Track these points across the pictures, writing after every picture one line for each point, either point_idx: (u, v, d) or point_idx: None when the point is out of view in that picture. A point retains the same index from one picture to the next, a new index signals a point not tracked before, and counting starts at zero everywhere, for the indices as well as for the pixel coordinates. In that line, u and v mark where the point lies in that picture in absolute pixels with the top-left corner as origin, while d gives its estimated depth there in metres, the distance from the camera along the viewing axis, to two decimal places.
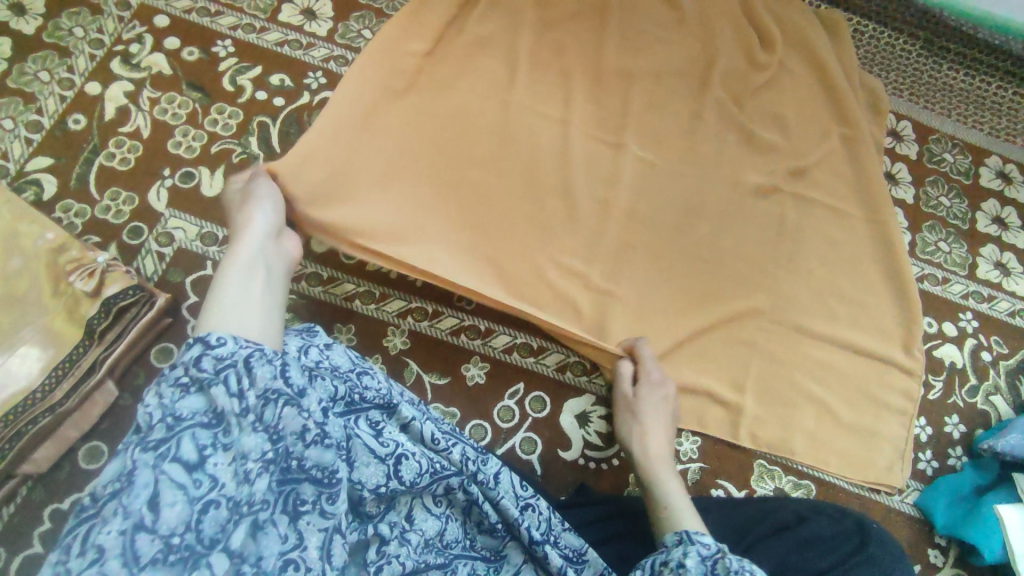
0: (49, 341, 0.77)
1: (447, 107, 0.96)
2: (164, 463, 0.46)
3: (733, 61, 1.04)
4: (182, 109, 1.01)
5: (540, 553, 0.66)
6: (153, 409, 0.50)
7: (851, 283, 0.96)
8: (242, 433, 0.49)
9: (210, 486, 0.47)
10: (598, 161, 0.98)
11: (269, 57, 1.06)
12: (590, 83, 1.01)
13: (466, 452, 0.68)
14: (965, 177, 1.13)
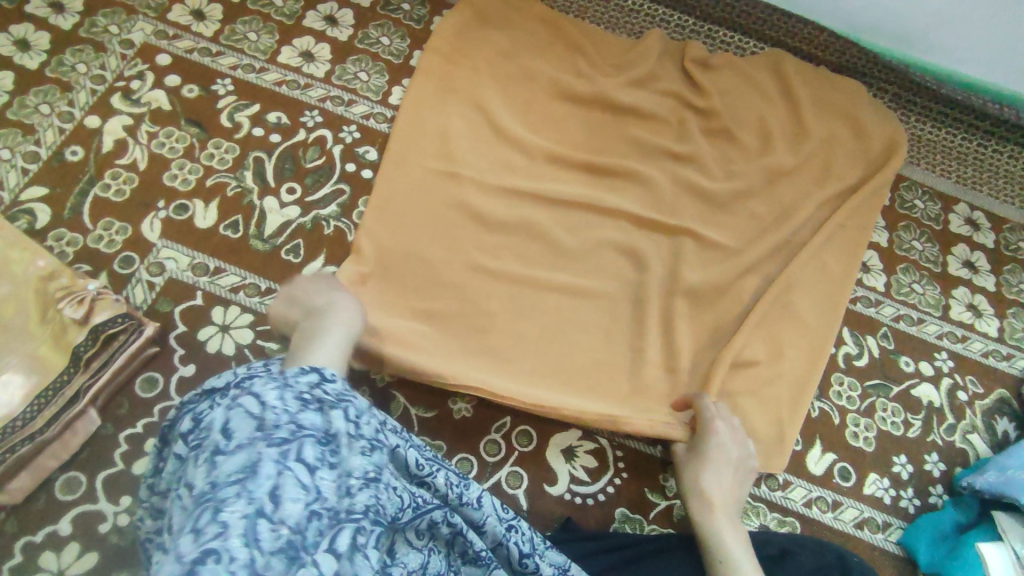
0: (33, 369, 0.76)
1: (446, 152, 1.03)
2: (286, 460, 0.52)
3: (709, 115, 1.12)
4: (180, 143, 1.03)
5: (530, 566, 0.68)
6: (278, 412, 0.55)
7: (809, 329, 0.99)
8: (350, 454, 0.57)
9: (318, 495, 0.52)
10: (583, 200, 1.02)
11: (267, 96, 1.09)
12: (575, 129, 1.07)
13: (450, 477, 0.67)
14: (936, 223, 1.18)
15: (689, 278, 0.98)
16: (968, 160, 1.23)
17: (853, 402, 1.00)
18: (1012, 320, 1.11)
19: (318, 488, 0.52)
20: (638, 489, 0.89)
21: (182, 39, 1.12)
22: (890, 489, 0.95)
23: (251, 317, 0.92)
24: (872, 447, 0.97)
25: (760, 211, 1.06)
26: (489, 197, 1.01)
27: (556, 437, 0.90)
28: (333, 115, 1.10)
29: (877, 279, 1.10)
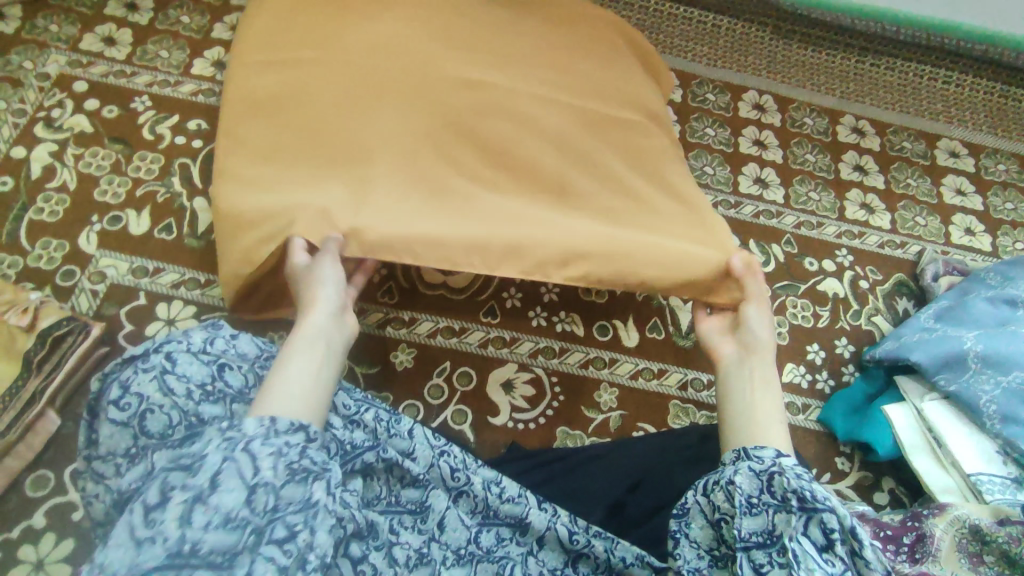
0: None
1: None
2: (129, 387, 0.63)
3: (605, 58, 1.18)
4: (106, 160, 1.08)
5: (463, 479, 0.74)
6: (126, 361, 0.67)
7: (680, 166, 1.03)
8: (187, 365, 0.65)
9: (161, 400, 0.63)
10: None
11: (186, 107, 1.15)
12: None
13: (378, 415, 0.73)
14: (825, 136, 1.28)
15: None
16: (850, 77, 1.33)
17: None
18: (902, 212, 1.21)
19: (153, 402, 0.63)
20: (575, 407, 0.96)
21: (96, 65, 1.17)
22: (806, 374, 1.04)
23: (195, 308, 0.98)
24: (786, 339, 1.06)
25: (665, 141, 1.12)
26: None
27: (495, 375, 0.97)
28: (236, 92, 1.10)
29: (776, 193, 1.19)
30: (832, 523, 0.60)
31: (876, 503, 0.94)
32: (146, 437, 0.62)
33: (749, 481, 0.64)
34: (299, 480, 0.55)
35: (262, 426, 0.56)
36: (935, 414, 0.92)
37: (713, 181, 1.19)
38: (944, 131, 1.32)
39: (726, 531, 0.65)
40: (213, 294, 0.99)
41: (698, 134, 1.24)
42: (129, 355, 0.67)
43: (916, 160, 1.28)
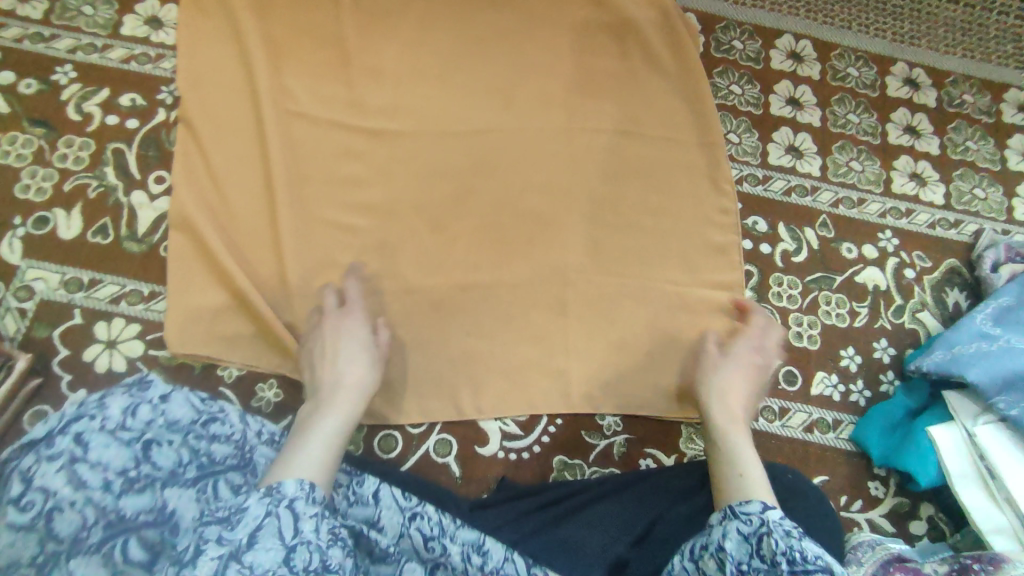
0: None
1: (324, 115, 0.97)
2: (32, 482, 0.52)
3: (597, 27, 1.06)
4: (27, 148, 0.93)
5: (438, 548, 0.66)
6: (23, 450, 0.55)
7: (670, 184, 0.99)
8: (108, 448, 0.56)
9: (78, 498, 0.53)
10: (479, 144, 0.98)
11: (116, 77, 0.98)
12: (460, 61, 1.02)
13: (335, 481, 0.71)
14: (871, 90, 1.08)
15: (596, 201, 0.97)
16: (904, 14, 1.11)
17: (794, 301, 0.95)
18: (958, 183, 1.03)
19: (68, 501, 0.53)
20: (574, 432, 0.86)
21: (9, 27, 0.99)
22: (838, 385, 0.91)
23: (138, 327, 0.85)
24: (817, 344, 0.93)
25: (669, 129, 1.01)
26: (381, 153, 0.97)
27: (482, 400, 0.86)
28: (181, 68, 0.96)
29: (812, 163, 1.02)
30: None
31: (911, 534, 0.85)
32: (54, 542, 0.52)
33: (739, 549, 0.58)
34: (340, 545, 0.55)
35: (303, 490, 0.56)
36: (990, 440, 0.80)
37: (737, 152, 1.02)
38: (1014, 79, 1.10)
39: None
40: (159, 309, 0.86)
41: (722, 94, 1.05)
42: (29, 441, 0.55)
43: (978, 117, 1.08)
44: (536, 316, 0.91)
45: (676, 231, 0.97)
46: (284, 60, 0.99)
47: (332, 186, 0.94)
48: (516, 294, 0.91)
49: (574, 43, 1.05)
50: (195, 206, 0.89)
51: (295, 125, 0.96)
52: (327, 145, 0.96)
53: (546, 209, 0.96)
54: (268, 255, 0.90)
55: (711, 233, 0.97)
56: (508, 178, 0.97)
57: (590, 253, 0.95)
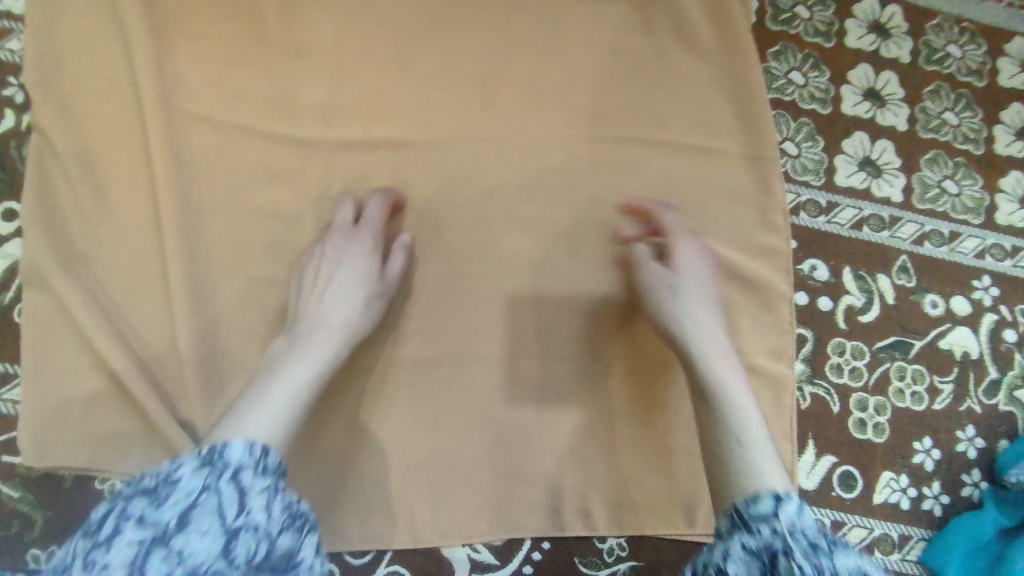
0: None
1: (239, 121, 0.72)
2: None
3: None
4: None
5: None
6: None
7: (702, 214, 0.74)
8: None
9: None
10: (447, 159, 0.73)
11: None
12: (424, 39, 0.75)
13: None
14: (977, 77, 0.80)
15: (603, 239, 0.73)
16: None
17: (858, 375, 0.73)
18: None
19: None
20: (564, 556, 0.69)
21: None
22: (908, 489, 0.71)
23: None
24: (884, 435, 0.71)
25: (704, 136, 0.75)
26: (316, 172, 0.72)
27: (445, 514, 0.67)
28: (36, 54, 0.69)
29: (892, 184, 0.77)
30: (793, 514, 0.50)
31: None
32: None
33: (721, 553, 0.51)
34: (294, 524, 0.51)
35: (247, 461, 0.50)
36: None
37: (793, 169, 0.77)
38: None
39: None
40: (13, 395, 0.66)
41: (777, 85, 0.79)
42: None
43: None
44: (519, 400, 0.69)
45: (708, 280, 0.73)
46: (179, 37, 0.72)
47: (250, 222, 0.71)
48: (493, 369, 0.70)
49: (578, 14, 0.77)
50: (56, 256, 0.66)
51: (199, 134, 0.71)
52: (242, 163, 0.72)
53: (535, 253, 0.73)
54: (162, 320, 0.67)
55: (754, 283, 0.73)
56: (486, 209, 0.73)
57: (593, 310, 0.72)
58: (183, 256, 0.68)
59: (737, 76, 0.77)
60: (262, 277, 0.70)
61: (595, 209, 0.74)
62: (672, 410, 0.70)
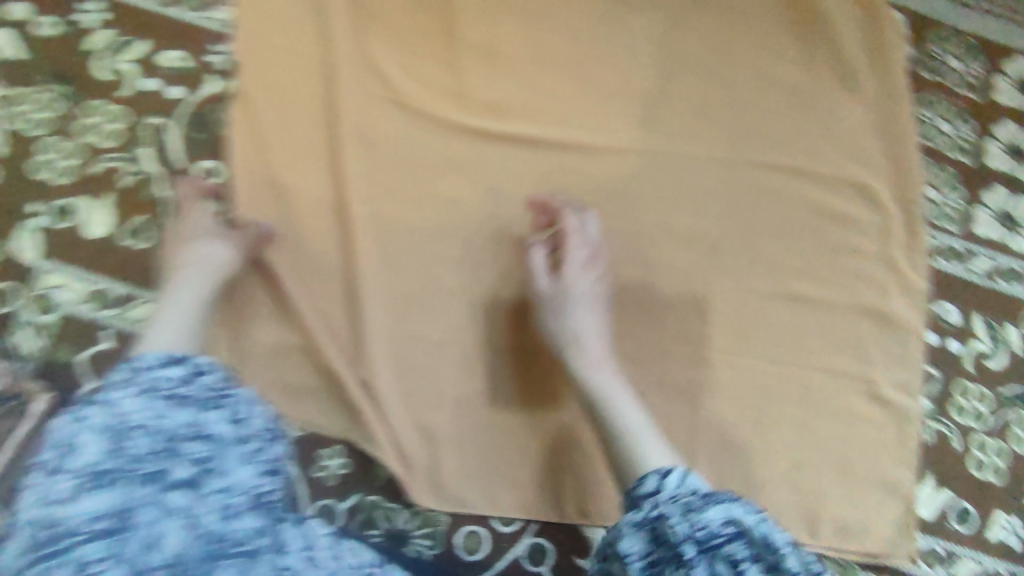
0: None
1: (422, 109, 0.76)
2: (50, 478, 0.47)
3: (781, 20, 0.81)
4: (43, 111, 0.73)
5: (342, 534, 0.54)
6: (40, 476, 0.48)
7: (846, 248, 0.78)
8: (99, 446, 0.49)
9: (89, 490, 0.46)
10: (614, 167, 0.77)
11: (155, 26, 0.75)
12: (600, 51, 0.79)
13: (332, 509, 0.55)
14: None
15: (753, 259, 0.76)
16: None
17: (981, 419, 0.76)
18: None
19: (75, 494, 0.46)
20: None
21: None
22: (1017, 528, 0.75)
23: None
24: (1001, 478, 0.76)
25: (856, 173, 0.79)
26: (490, 166, 0.77)
27: (584, 499, 0.72)
28: (248, 29, 0.75)
29: None
30: (738, 553, 0.53)
31: None
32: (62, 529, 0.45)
33: (639, 541, 0.56)
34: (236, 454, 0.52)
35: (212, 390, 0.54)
36: None
37: (935, 215, 0.80)
38: None
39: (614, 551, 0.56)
40: None
41: (926, 132, 0.82)
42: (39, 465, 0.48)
43: None
44: (662, 403, 0.73)
45: (847, 310, 0.76)
46: (377, 27, 0.77)
47: (425, 205, 0.74)
48: (640, 372, 0.73)
49: (744, 42, 0.80)
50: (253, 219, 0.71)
51: (385, 117, 0.76)
52: (422, 150, 0.76)
53: (687, 266, 0.76)
54: (339, 288, 0.72)
55: (891, 319, 0.77)
56: (646, 219, 0.76)
57: (738, 326, 0.75)
58: (364, 231, 0.73)
59: (893, 119, 0.80)
60: (433, 259, 0.74)
61: (749, 229, 0.77)
62: (803, 428, 0.74)
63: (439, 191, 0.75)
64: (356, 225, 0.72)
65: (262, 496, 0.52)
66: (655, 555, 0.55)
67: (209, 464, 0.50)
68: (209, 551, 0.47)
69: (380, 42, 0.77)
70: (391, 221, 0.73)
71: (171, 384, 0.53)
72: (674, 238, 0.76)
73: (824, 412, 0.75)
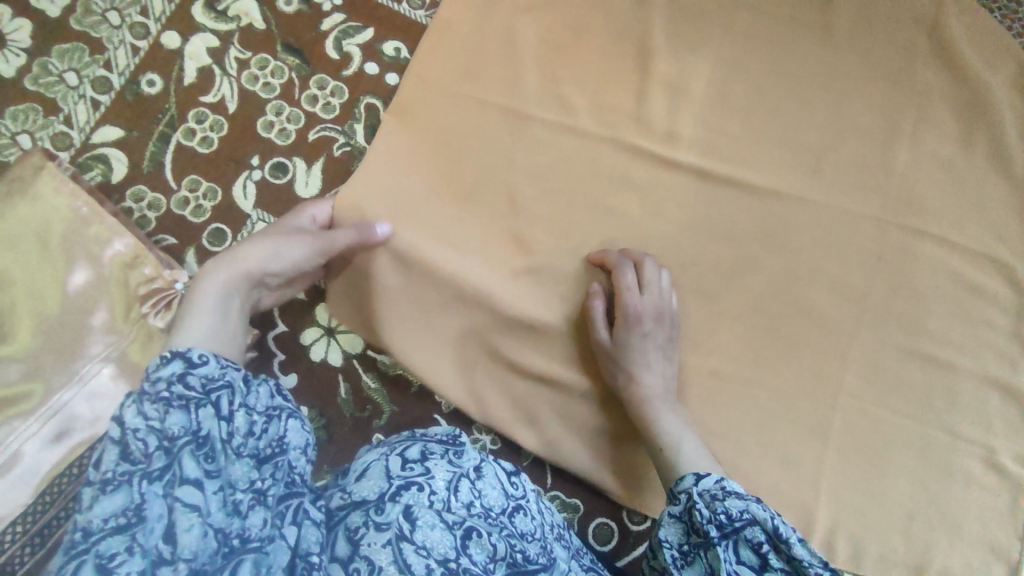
0: (126, 374, 0.71)
1: (608, 126, 0.82)
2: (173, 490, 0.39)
3: (957, 94, 0.84)
4: (276, 78, 0.81)
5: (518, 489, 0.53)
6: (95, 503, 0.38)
7: (988, 321, 0.81)
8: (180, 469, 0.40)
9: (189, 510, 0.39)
10: (778, 207, 0.81)
11: (383, 18, 0.84)
12: (779, 97, 0.83)
13: (498, 476, 0.52)
14: None
15: (899, 316, 0.80)
16: None
17: None
18: None
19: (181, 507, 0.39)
20: None
21: None
22: None
23: (359, 321, 0.80)
24: None
25: (1007, 252, 0.82)
26: (662, 187, 0.81)
27: None
28: (465, 32, 0.83)
29: None
30: (757, 536, 0.53)
31: None
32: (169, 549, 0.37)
33: (676, 531, 0.59)
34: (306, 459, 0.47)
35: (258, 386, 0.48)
36: None
37: None
38: None
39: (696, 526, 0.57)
40: None
41: None
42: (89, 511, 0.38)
43: None
44: (793, 436, 0.77)
45: (981, 380, 0.80)
46: (578, 47, 0.84)
47: (599, 215, 0.80)
48: (777, 404, 0.78)
49: (918, 110, 0.84)
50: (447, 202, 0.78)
51: (574, 129, 0.82)
52: (603, 163, 0.81)
53: (835, 311, 0.79)
54: (510, 278, 0.77)
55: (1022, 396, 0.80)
56: (803, 261, 0.80)
57: (875, 377, 0.79)
58: (542, 230, 0.78)
59: None
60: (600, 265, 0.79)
61: (899, 287, 0.80)
62: (923, 485, 0.77)
63: (613, 203, 0.80)
64: (535, 224, 0.79)
65: (387, 495, 0.46)
66: (688, 546, 0.58)
67: (207, 458, 0.42)
68: (225, 552, 0.39)
69: (579, 61, 0.83)
70: (567, 224, 0.79)
71: (214, 371, 0.46)
72: (827, 283, 0.80)
73: (945, 473, 0.78)
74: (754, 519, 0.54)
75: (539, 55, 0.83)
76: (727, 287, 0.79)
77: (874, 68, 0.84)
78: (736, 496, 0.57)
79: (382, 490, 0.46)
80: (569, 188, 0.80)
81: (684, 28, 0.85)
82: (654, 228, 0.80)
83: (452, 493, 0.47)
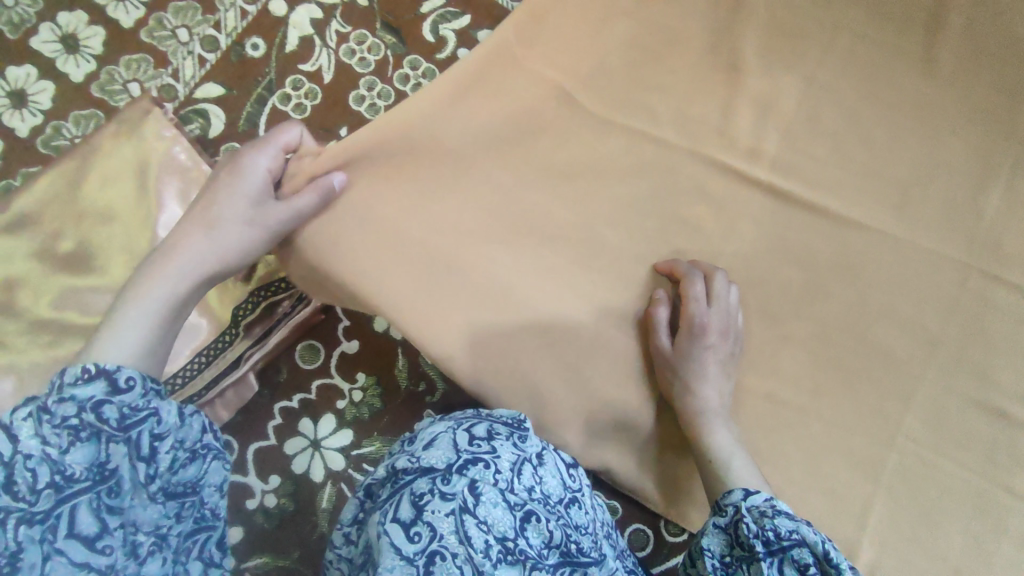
0: (204, 318, 0.76)
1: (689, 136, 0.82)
2: (57, 538, 0.46)
3: None
4: (372, 54, 0.84)
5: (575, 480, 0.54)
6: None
7: None
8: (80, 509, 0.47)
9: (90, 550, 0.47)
10: (855, 238, 0.79)
11: (481, 6, 0.86)
12: (870, 127, 0.82)
13: (558, 464, 0.53)
14: None
15: (967, 364, 0.77)
16: None
17: None
18: None
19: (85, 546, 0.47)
20: None
21: None
22: None
23: None
24: None
25: None
26: (739, 203, 0.80)
27: None
28: None
29: None
30: (805, 558, 0.53)
31: None
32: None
33: (719, 541, 0.59)
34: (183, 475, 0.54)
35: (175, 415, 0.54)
36: None
37: None
38: None
39: (741, 538, 0.57)
40: None
41: None
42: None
43: None
44: (843, 470, 0.76)
45: None
46: (671, 54, 0.83)
47: (672, 223, 0.80)
48: (831, 435, 0.76)
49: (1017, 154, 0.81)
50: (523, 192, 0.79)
51: (656, 136, 0.82)
52: (681, 172, 0.81)
53: (902, 350, 0.77)
54: (576, 274, 0.78)
55: None
56: (875, 295, 0.78)
57: (936, 422, 0.76)
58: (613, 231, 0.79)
59: None
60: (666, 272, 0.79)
61: (972, 334, 0.78)
62: (976, 540, 0.74)
63: (687, 213, 0.80)
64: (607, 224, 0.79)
65: (453, 465, 0.47)
66: (730, 557, 0.57)
67: (110, 496, 0.49)
68: None
69: (670, 69, 0.83)
70: (638, 228, 0.79)
71: (119, 404, 0.52)
72: (897, 320, 0.78)
73: (1003, 532, 0.74)
74: (801, 539, 0.54)
75: (630, 59, 0.83)
76: (794, 311, 0.78)
77: (974, 107, 0.81)
78: (785, 514, 0.57)
79: (450, 461, 0.47)
80: (647, 193, 0.80)
81: (780, 46, 0.83)
82: (726, 242, 0.79)
83: (516, 474, 0.48)
